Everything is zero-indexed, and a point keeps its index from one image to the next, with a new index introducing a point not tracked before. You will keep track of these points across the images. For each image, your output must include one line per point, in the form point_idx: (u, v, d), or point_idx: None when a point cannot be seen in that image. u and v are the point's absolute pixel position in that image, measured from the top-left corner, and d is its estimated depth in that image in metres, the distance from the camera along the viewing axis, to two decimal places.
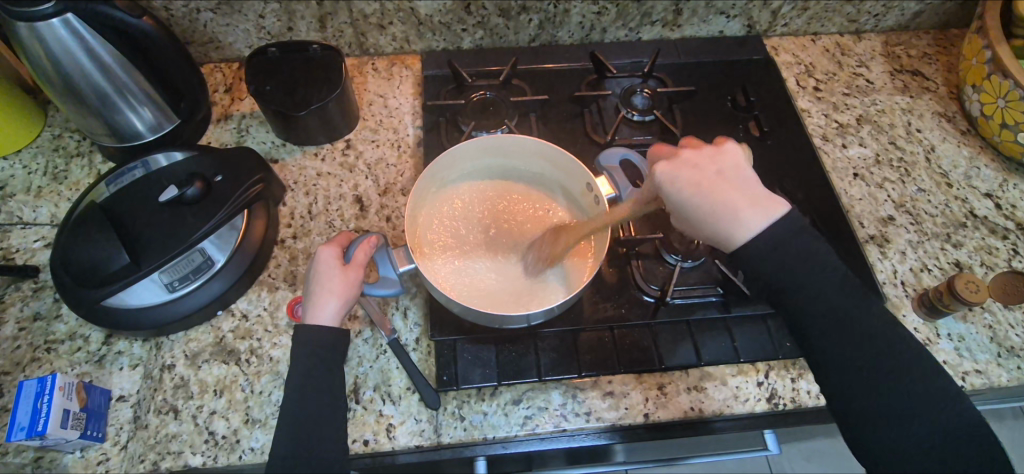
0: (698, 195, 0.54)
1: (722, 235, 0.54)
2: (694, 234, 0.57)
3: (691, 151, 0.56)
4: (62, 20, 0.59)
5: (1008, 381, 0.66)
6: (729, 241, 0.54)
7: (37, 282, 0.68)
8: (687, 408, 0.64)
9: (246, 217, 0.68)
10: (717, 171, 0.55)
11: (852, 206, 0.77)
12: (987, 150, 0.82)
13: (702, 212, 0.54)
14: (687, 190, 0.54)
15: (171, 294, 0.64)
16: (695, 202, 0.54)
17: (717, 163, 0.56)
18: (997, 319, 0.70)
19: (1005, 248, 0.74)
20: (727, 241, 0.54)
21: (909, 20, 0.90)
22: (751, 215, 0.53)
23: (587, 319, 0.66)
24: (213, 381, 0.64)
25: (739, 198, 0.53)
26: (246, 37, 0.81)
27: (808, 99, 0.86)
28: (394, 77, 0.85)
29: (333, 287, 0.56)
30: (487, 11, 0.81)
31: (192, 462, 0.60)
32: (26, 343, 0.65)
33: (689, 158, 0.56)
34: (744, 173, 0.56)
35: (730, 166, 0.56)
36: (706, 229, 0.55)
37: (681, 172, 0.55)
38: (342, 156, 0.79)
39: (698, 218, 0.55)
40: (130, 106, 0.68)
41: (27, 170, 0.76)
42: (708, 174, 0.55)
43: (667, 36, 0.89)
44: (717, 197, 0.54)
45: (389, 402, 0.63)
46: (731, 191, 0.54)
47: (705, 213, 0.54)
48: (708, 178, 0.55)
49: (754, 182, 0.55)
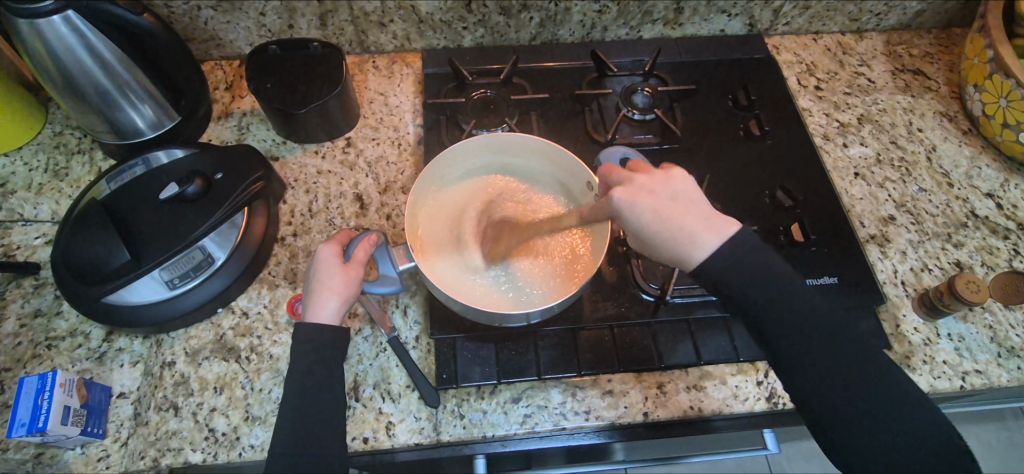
0: (651, 220, 0.54)
1: (677, 258, 0.54)
2: (650, 254, 0.57)
3: (643, 175, 0.56)
4: (62, 17, 0.59)
5: (1008, 381, 0.66)
6: (684, 262, 0.54)
7: (38, 279, 0.69)
8: (687, 407, 0.64)
9: (246, 215, 0.68)
10: (670, 195, 0.55)
11: (853, 205, 0.77)
12: (988, 150, 0.82)
13: (657, 237, 0.54)
14: (645, 216, 0.54)
15: (171, 291, 0.64)
16: (650, 227, 0.54)
17: (668, 187, 0.55)
18: (998, 319, 0.69)
19: (1006, 248, 0.74)
20: (682, 263, 0.54)
21: (911, 19, 0.90)
22: (703, 236, 0.53)
23: (587, 318, 0.66)
24: (213, 379, 0.64)
25: (690, 222, 0.54)
26: (247, 34, 0.81)
27: (810, 99, 0.86)
28: (395, 75, 0.85)
29: (333, 285, 0.56)
30: (488, 9, 0.81)
31: (192, 458, 0.60)
32: (27, 339, 0.65)
33: (642, 183, 0.55)
34: (692, 194, 0.56)
35: (682, 190, 0.56)
36: (659, 251, 0.55)
37: (637, 197, 0.54)
38: (343, 154, 0.79)
39: (653, 241, 0.55)
40: (131, 103, 0.69)
41: (29, 166, 0.76)
42: (660, 198, 0.55)
43: (668, 34, 0.89)
44: (671, 220, 0.54)
45: (388, 400, 0.63)
46: (684, 216, 0.54)
47: (660, 238, 0.54)
48: (662, 202, 0.54)
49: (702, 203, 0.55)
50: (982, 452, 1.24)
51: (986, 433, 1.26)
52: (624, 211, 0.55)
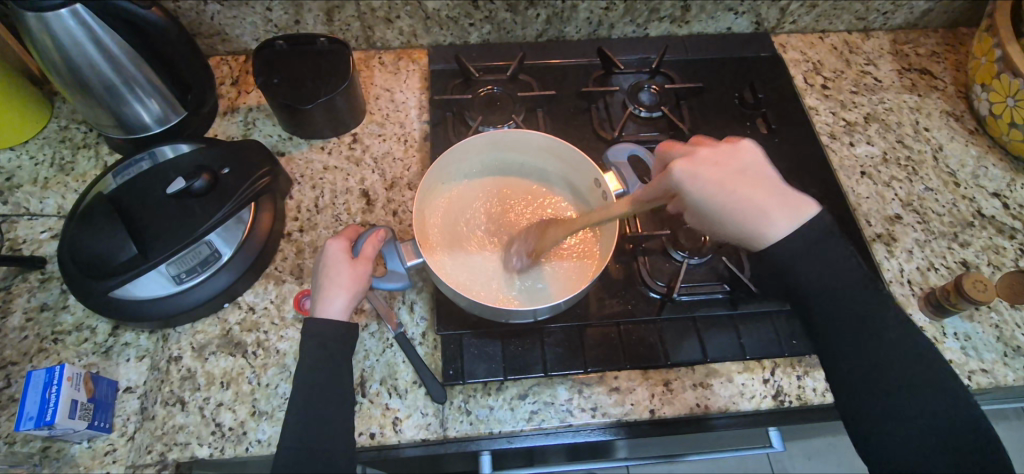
0: (718, 195, 0.54)
1: (747, 236, 0.55)
2: (714, 232, 0.57)
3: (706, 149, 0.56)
4: (70, 11, 0.59)
5: (1013, 380, 0.66)
6: (755, 240, 0.54)
7: (44, 273, 0.69)
8: (693, 404, 0.64)
9: (253, 210, 0.68)
10: (738, 169, 0.55)
11: (860, 204, 0.77)
12: (995, 149, 0.81)
13: (724, 210, 0.54)
14: (711, 192, 0.54)
15: (178, 286, 0.64)
16: (719, 203, 0.54)
17: (738, 161, 0.56)
18: (1004, 319, 0.69)
19: (1012, 248, 0.74)
20: (755, 241, 0.54)
21: (918, 18, 0.90)
22: (786, 219, 0.54)
23: (593, 315, 0.66)
24: (220, 373, 0.64)
25: (767, 202, 0.54)
26: (254, 29, 0.81)
27: (816, 97, 0.86)
28: (401, 71, 0.85)
29: (342, 280, 0.57)
30: (495, 5, 0.81)
31: (199, 453, 0.60)
32: (34, 333, 0.65)
33: (706, 156, 0.55)
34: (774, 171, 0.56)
35: (751, 165, 0.56)
36: (728, 228, 0.55)
37: (699, 172, 0.54)
38: (349, 150, 0.78)
39: (720, 219, 0.55)
40: (138, 98, 0.68)
41: (35, 161, 0.76)
42: (740, 173, 0.55)
43: (675, 32, 0.89)
44: (739, 195, 0.54)
45: (395, 395, 0.63)
46: (756, 194, 0.54)
47: (731, 214, 0.54)
48: (730, 176, 0.54)
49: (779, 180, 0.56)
50: None
51: None
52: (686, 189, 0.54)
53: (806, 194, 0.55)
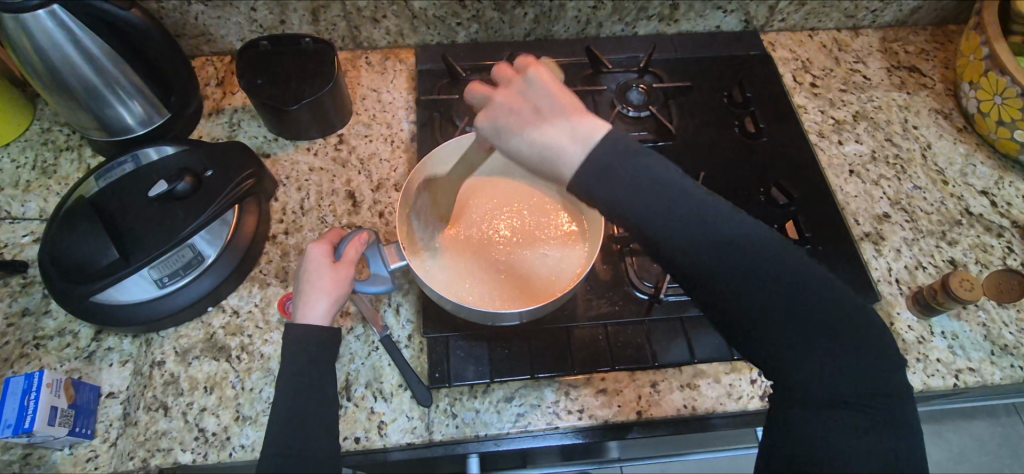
0: (519, 137, 0.47)
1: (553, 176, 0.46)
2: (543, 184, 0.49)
3: (503, 91, 0.50)
4: (47, 11, 0.59)
5: (1000, 379, 0.66)
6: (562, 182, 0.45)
7: (26, 277, 0.68)
8: (680, 406, 0.63)
9: (236, 212, 0.67)
10: (533, 108, 0.48)
11: (848, 203, 0.77)
12: (983, 147, 0.81)
13: (528, 156, 0.47)
14: (509, 135, 0.48)
15: (161, 290, 0.63)
16: (520, 148, 0.47)
17: (527, 98, 0.48)
18: (991, 317, 0.69)
19: (999, 246, 0.74)
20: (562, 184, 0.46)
21: (907, 16, 0.90)
22: (574, 154, 0.44)
23: (581, 316, 0.66)
24: (204, 378, 0.64)
25: (557, 134, 0.45)
26: (238, 30, 0.81)
27: (805, 96, 0.85)
28: (388, 71, 0.84)
29: (323, 285, 0.56)
30: (482, 5, 0.81)
31: (182, 459, 0.60)
32: (15, 339, 0.65)
33: (503, 100, 0.49)
34: (556, 99, 0.47)
35: (547, 99, 0.48)
36: (540, 176, 0.47)
37: (495, 114, 0.49)
38: (336, 151, 0.78)
39: (531, 167, 0.47)
40: (120, 99, 0.68)
41: (16, 163, 0.75)
42: (525, 112, 0.48)
43: (663, 31, 0.88)
44: (535, 135, 0.46)
45: (380, 399, 0.62)
46: (540, 128, 0.46)
47: (535, 158, 0.46)
48: (525, 117, 0.47)
49: (562, 105, 0.47)
50: (973, 447, 1.25)
51: (978, 428, 1.26)
52: (488, 131, 0.49)
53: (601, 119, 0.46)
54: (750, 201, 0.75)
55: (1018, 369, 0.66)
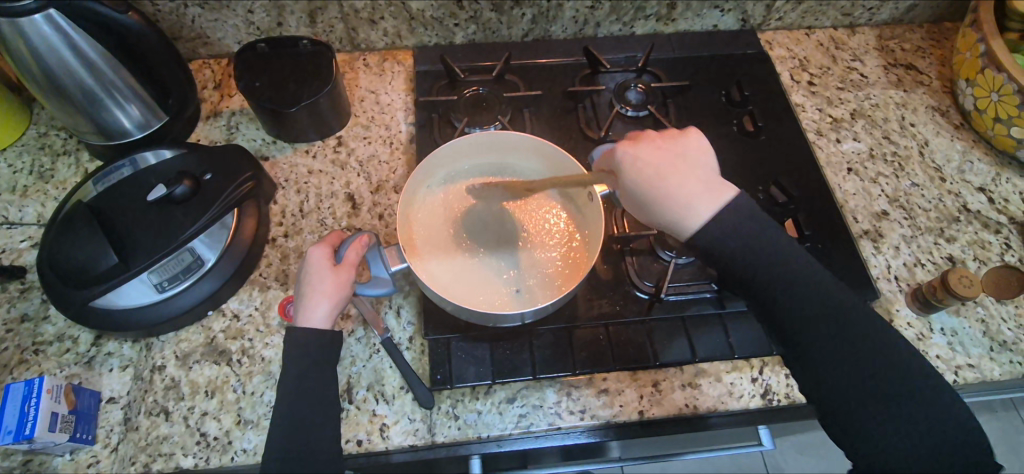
0: (646, 178, 0.57)
1: (671, 222, 0.56)
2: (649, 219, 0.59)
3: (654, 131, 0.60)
4: (44, 16, 0.58)
5: (999, 375, 0.66)
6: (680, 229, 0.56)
7: (24, 282, 0.68)
8: (681, 405, 0.64)
9: (236, 215, 0.67)
10: (679, 151, 0.58)
11: (847, 201, 0.77)
12: (980, 144, 0.82)
13: (653, 196, 0.57)
14: (645, 171, 0.57)
15: (160, 294, 0.63)
16: (642, 187, 0.57)
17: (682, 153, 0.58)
18: (990, 313, 0.70)
19: (997, 242, 0.74)
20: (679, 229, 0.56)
21: (903, 13, 0.90)
22: (703, 197, 0.55)
23: (582, 316, 0.66)
24: (205, 382, 0.63)
25: (688, 185, 0.56)
26: (235, 32, 0.80)
27: (803, 94, 0.85)
28: (385, 72, 0.84)
29: (325, 288, 0.56)
30: (480, 5, 0.81)
31: (184, 463, 0.60)
32: (14, 344, 0.64)
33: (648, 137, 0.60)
34: (698, 158, 0.58)
35: (693, 149, 0.59)
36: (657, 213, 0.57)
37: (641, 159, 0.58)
38: (334, 153, 0.78)
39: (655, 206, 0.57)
40: (118, 103, 0.67)
41: (13, 168, 0.74)
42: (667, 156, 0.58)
43: (661, 30, 0.89)
44: (668, 182, 0.56)
45: (382, 401, 0.62)
46: (684, 179, 0.56)
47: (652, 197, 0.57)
48: (670, 162, 0.57)
49: (699, 164, 0.58)
50: None
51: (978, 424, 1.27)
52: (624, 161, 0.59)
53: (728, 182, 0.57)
54: (750, 200, 0.75)
55: (1017, 365, 0.66)
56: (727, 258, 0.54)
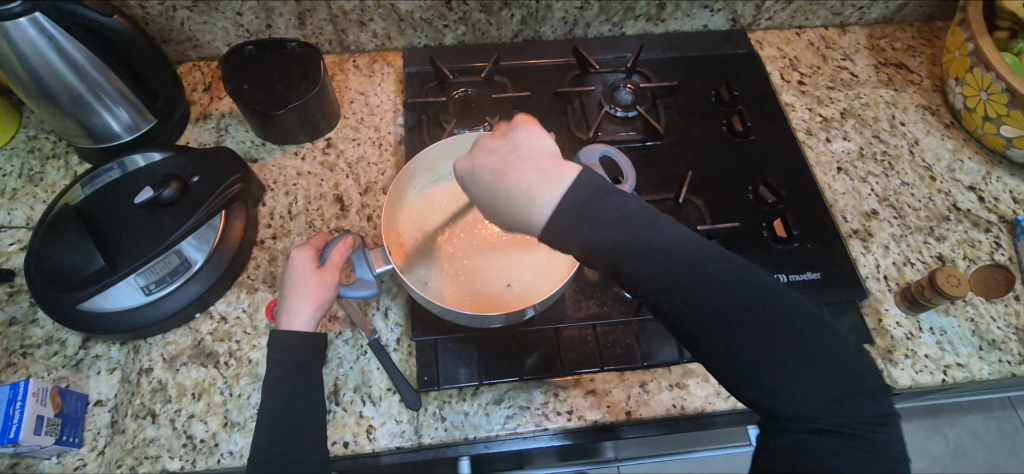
0: (489, 180, 0.47)
1: (522, 219, 0.45)
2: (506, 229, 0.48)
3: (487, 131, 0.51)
4: (29, 19, 0.58)
5: (988, 374, 0.66)
6: (532, 229, 0.45)
7: (13, 285, 0.68)
8: (669, 405, 0.63)
9: (224, 217, 0.67)
10: (511, 148, 0.48)
11: (836, 200, 0.77)
12: (971, 142, 0.81)
13: (497, 199, 0.47)
14: (482, 175, 0.48)
15: (148, 296, 0.63)
16: (490, 189, 0.47)
17: (512, 144, 0.48)
18: (979, 312, 0.69)
19: (987, 241, 0.74)
20: (530, 230, 0.45)
21: (894, 12, 0.90)
22: (553, 177, 0.45)
23: (569, 317, 0.66)
24: (191, 385, 0.63)
25: (529, 175, 0.45)
26: (225, 35, 0.80)
27: (793, 93, 0.85)
28: (375, 74, 0.84)
29: (308, 291, 0.56)
30: (469, 7, 0.81)
31: (170, 466, 0.60)
32: (2, 347, 0.64)
33: (482, 140, 0.50)
34: (534, 143, 0.48)
35: (528, 138, 0.48)
36: (507, 217, 0.47)
37: (475, 157, 0.49)
38: (323, 155, 0.78)
39: (499, 208, 0.47)
40: (105, 106, 0.67)
41: (3, 172, 0.75)
42: (501, 152, 0.48)
43: (651, 30, 0.89)
44: (509, 176, 0.46)
45: (369, 403, 0.62)
46: (521, 171, 0.46)
47: (499, 200, 0.47)
48: (503, 157, 0.47)
49: (538, 149, 0.47)
50: (969, 441, 1.25)
51: (975, 423, 1.26)
52: (465, 171, 0.50)
53: (570, 162, 0.46)
54: (739, 200, 0.75)
55: (1006, 364, 0.66)
56: (600, 248, 0.44)
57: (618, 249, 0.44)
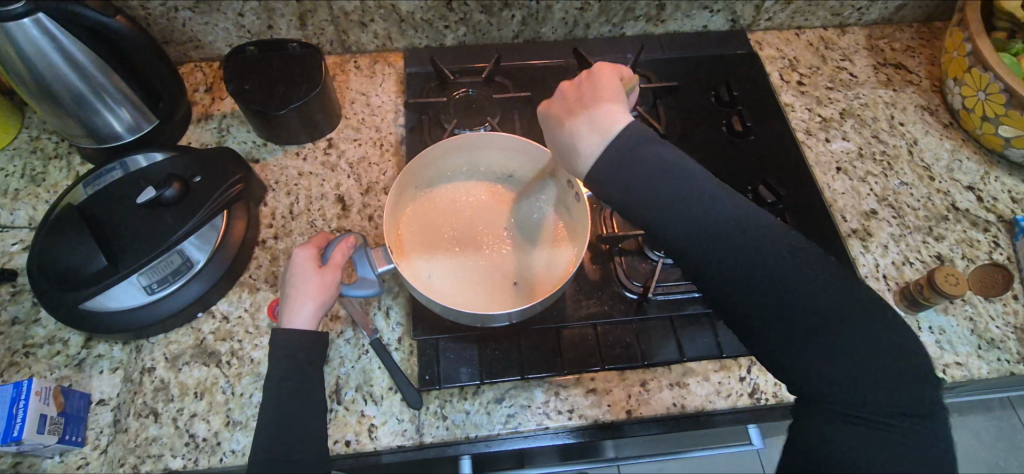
0: (554, 127, 0.55)
1: (571, 162, 0.53)
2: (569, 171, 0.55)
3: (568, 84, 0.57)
4: (33, 20, 0.59)
5: (986, 373, 0.66)
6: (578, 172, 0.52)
7: (14, 285, 0.68)
8: (670, 404, 0.64)
9: (225, 217, 0.67)
10: (579, 98, 0.55)
11: (836, 200, 0.77)
12: (969, 142, 0.82)
13: (558, 145, 0.54)
14: (553, 122, 0.55)
15: (150, 296, 0.63)
16: (553, 134, 0.55)
17: (581, 93, 0.55)
18: (978, 311, 0.70)
19: (986, 240, 0.74)
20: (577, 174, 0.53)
21: (893, 13, 0.90)
22: (604, 126, 0.51)
23: (570, 316, 0.66)
24: (194, 384, 0.64)
25: (580, 124, 0.52)
26: (226, 36, 0.81)
27: (793, 94, 0.86)
28: (376, 74, 0.85)
29: (310, 289, 0.56)
30: (470, 8, 0.81)
31: (172, 464, 0.60)
32: (5, 347, 0.65)
33: (563, 91, 0.56)
34: (602, 94, 0.54)
35: (594, 92, 0.55)
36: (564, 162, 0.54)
37: (551, 104, 0.57)
38: (325, 155, 0.78)
39: (559, 152, 0.54)
40: (107, 106, 0.68)
41: (5, 172, 0.75)
42: (565, 101, 0.55)
43: (651, 31, 0.89)
44: (569, 125, 0.53)
45: (370, 402, 0.62)
46: (577, 123, 0.53)
47: (559, 147, 0.54)
48: (570, 106, 0.55)
49: (610, 108, 0.53)
50: (969, 441, 1.25)
51: (974, 423, 1.27)
52: (542, 117, 0.57)
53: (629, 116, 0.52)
54: None
55: (1005, 363, 0.67)
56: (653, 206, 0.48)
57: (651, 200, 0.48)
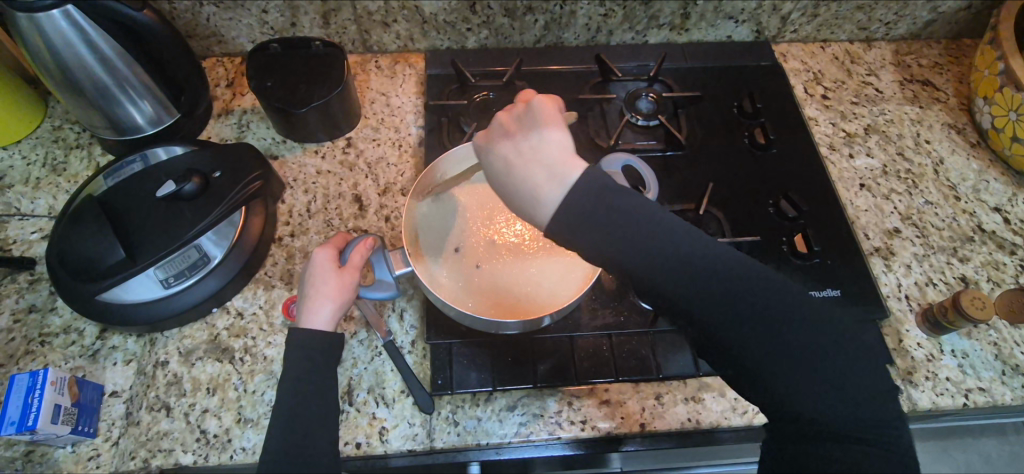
0: (499, 166, 0.47)
1: (530, 213, 0.45)
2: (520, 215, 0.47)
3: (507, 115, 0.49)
4: (62, 12, 0.59)
5: (1011, 400, 0.65)
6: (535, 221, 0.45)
7: (33, 274, 0.68)
8: (684, 419, 0.63)
9: (243, 213, 0.67)
10: (524, 143, 0.46)
11: (858, 217, 0.76)
12: (996, 163, 0.80)
13: (509, 187, 0.46)
14: (495, 166, 0.47)
15: (166, 290, 0.63)
16: (501, 174, 0.47)
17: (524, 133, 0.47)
18: (1002, 337, 0.68)
19: (1012, 264, 0.73)
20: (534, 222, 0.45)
21: (921, 28, 0.89)
22: (557, 173, 0.43)
23: (585, 325, 0.65)
24: (206, 379, 0.64)
25: (535, 170, 0.44)
26: (249, 31, 0.81)
27: (817, 107, 0.85)
28: (397, 75, 0.85)
29: (328, 290, 0.56)
30: (493, 11, 0.81)
31: (183, 460, 0.60)
32: (21, 335, 0.65)
33: (502, 123, 0.49)
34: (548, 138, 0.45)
35: (537, 130, 0.46)
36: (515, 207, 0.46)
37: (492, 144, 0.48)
38: (343, 154, 0.78)
39: (508, 194, 0.46)
40: (131, 99, 0.68)
41: (27, 160, 0.75)
42: (513, 148, 0.46)
43: (674, 40, 0.88)
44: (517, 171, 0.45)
45: (382, 405, 0.62)
46: (529, 167, 0.44)
47: (510, 188, 0.46)
48: (519, 152, 0.46)
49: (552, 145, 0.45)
50: None
51: None
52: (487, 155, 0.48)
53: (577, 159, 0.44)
54: (758, 212, 0.75)
55: None
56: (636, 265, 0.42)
57: (617, 250, 0.42)
